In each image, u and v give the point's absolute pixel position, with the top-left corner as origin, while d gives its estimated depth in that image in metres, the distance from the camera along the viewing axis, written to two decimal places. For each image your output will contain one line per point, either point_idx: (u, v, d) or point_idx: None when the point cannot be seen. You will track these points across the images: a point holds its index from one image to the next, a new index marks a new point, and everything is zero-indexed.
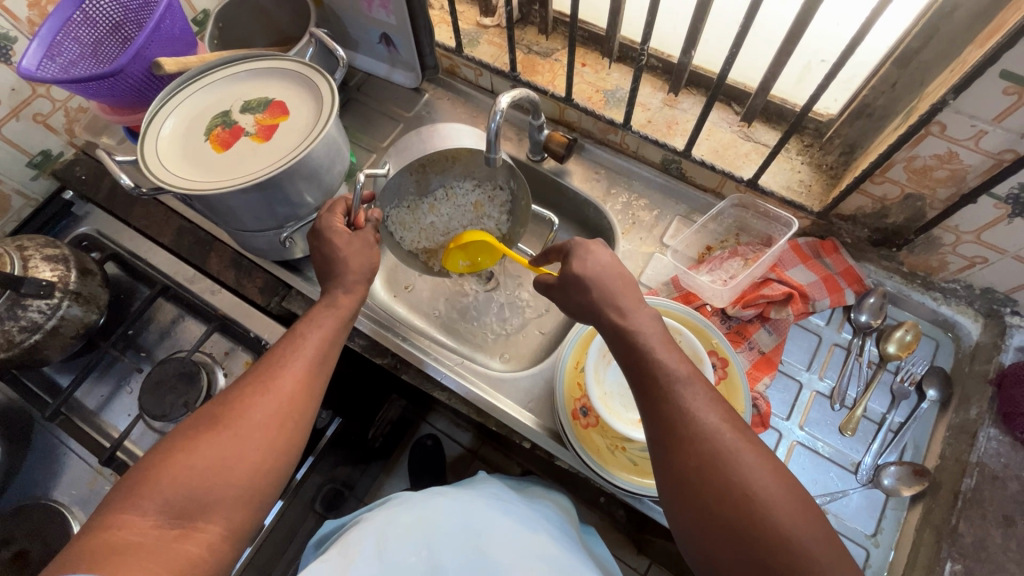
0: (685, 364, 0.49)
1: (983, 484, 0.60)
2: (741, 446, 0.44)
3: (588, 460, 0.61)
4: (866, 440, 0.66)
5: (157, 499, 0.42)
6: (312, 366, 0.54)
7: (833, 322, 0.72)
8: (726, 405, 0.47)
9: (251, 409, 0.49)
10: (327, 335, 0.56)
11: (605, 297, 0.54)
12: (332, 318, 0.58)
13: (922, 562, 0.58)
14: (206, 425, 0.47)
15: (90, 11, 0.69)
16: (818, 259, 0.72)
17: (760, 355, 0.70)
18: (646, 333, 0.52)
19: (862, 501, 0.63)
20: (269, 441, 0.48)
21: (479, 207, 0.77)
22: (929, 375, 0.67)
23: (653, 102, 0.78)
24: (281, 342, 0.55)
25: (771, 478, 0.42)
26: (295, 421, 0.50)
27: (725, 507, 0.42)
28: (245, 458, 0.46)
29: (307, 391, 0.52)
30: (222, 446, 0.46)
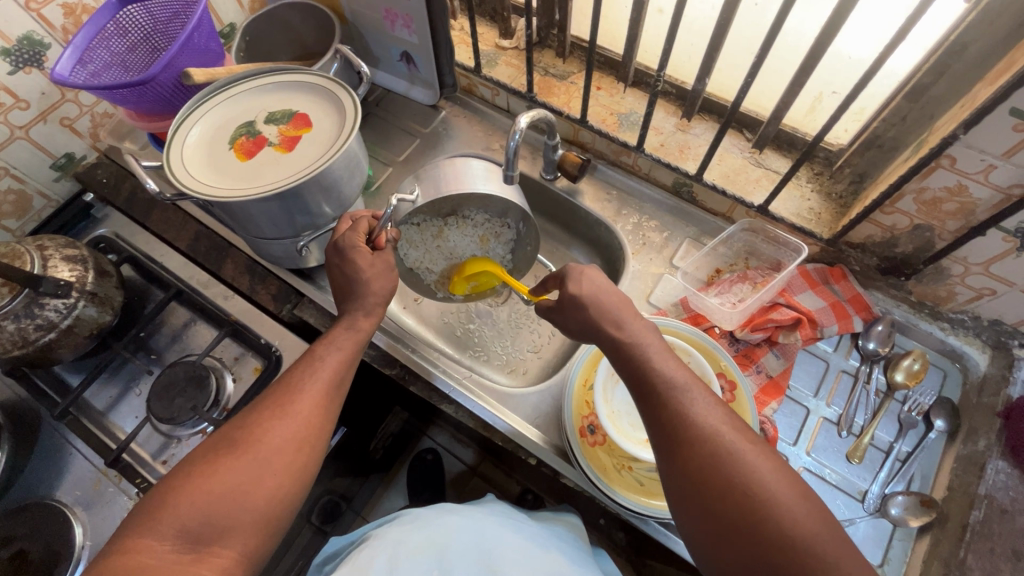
0: (689, 373, 0.50)
1: (992, 517, 0.59)
2: (749, 449, 0.44)
3: (594, 477, 0.61)
4: (873, 468, 0.66)
5: (174, 524, 0.43)
6: (330, 389, 0.55)
7: (841, 348, 0.72)
8: (726, 409, 0.48)
9: (267, 433, 0.49)
10: (345, 358, 0.57)
11: (623, 314, 0.54)
12: (351, 341, 0.59)
13: None
14: (226, 449, 0.48)
15: (122, 22, 0.72)
16: (826, 285, 0.73)
17: (767, 379, 0.70)
18: (646, 344, 0.52)
19: (869, 530, 0.63)
20: (286, 460, 0.49)
21: (485, 241, 0.77)
22: (937, 406, 0.67)
23: (666, 126, 0.80)
24: (300, 362, 0.57)
25: (772, 475, 0.43)
26: (311, 445, 0.51)
27: (727, 507, 0.42)
28: (264, 482, 0.47)
29: (322, 413, 0.53)
30: (241, 470, 0.47)
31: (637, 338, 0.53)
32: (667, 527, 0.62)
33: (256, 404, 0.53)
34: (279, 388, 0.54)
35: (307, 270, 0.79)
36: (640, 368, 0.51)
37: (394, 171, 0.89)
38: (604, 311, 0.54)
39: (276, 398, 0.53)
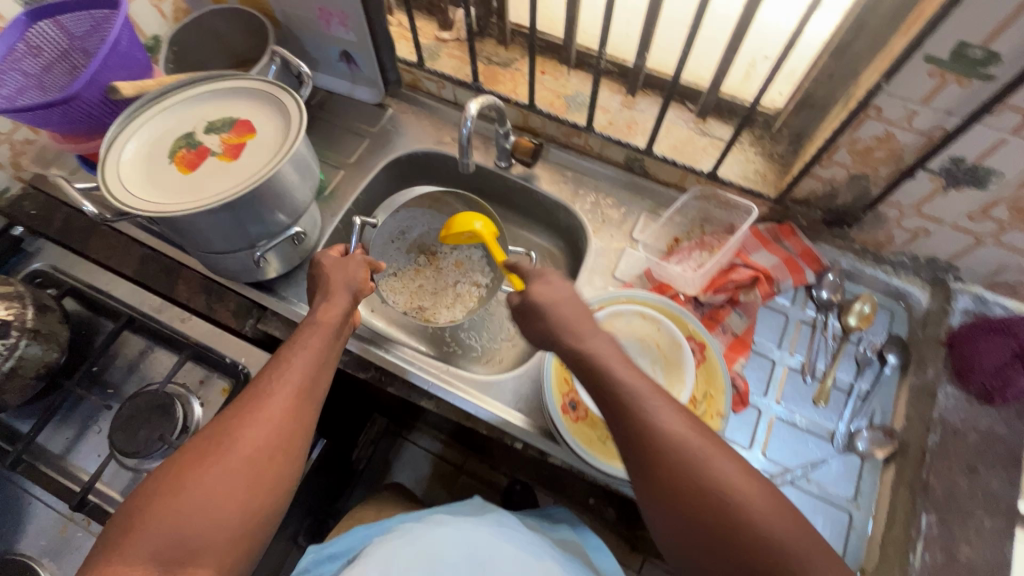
0: (652, 382, 0.51)
1: (946, 438, 0.64)
2: (721, 458, 0.45)
3: (581, 451, 0.62)
4: (838, 408, 0.69)
5: (145, 548, 0.42)
6: (300, 388, 0.53)
7: (797, 301, 0.76)
8: (691, 414, 0.49)
9: (236, 440, 0.48)
10: (314, 355, 0.56)
11: (582, 326, 0.55)
12: (318, 338, 0.58)
13: (901, 518, 0.61)
14: (192, 460, 0.47)
15: (36, 41, 0.69)
16: (777, 242, 0.76)
17: (733, 337, 0.73)
18: (607, 353, 0.53)
19: (841, 466, 0.66)
20: (259, 469, 0.48)
21: (461, 266, 0.85)
22: (888, 343, 0.72)
23: (613, 104, 0.81)
24: (267, 364, 0.55)
25: (744, 478, 0.45)
26: (285, 448, 0.50)
27: (706, 511, 0.44)
28: (236, 494, 0.46)
29: (294, 412, 0.52)
30: (210, 484, 0.45)
31: (598, 351, 0.53)
32: None
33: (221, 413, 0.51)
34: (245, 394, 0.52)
35: (268, 282, 0.76)
36: (602, 378, 0.51)
37: (346, 173, 0.86)
38: (565, 323, 0.55)
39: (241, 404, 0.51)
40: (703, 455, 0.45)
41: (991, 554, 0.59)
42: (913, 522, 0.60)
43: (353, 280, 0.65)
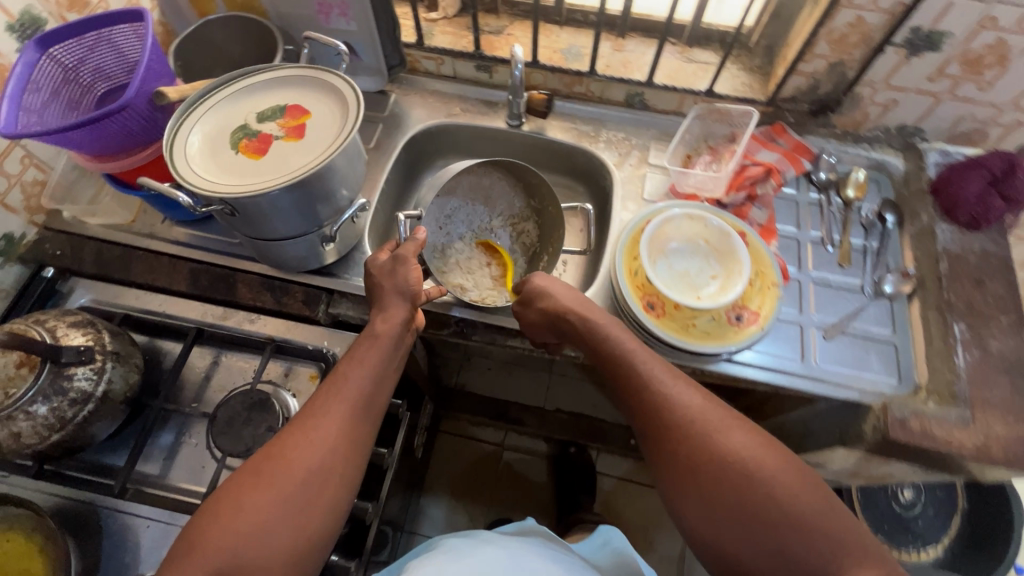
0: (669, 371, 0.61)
1: (954, 264, 0.76)
2: (699, 411, 0.57)
3: (671, 340, 0.70)
4: (859, 265, 0.81)
5: (204, 562, 0.50)
6: (351, 417, 0.59)
7: (802, 188, 0.86)
8: (708, 401, 0.58)
9: (290, 464, 0.55)
10: (366, 377, 0.62)
11: (595, 317, 0.67)
12: (372, 352, 0.63)
13: (937, 334, 0.72)
14: (251, 479, 0.55)
15: (34, 78, 0.67)
16: (772, 140, 0.87)
17: (760, 227, 0.82)
18: (625, 341, 0.64)
19: (875, 310, 0.77)
20: (314, 490, 0.55)
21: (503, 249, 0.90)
22: (882, 206, 0.84)
23: (605, 50, 0.89)
24: (323, 389, 0.62)
25: (753, 462, 0.53)
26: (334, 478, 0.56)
27: (714, 487, 0.53)
28: (289, 520, 0.53)
29: (348, 440, 0.59)
30: (263, 506, 0.53)
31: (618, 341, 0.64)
32: (735, 361, 0.73)
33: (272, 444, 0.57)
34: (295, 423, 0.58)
35: (329, 266, 0.78)
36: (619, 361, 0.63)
37: (370, 159, 0.89)
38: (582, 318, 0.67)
39: (293, 434, 0.57)
40: (681, 411, 0.57)
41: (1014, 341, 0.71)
42: (949, 333, 0.71)
43: (408, 287, 0.67)
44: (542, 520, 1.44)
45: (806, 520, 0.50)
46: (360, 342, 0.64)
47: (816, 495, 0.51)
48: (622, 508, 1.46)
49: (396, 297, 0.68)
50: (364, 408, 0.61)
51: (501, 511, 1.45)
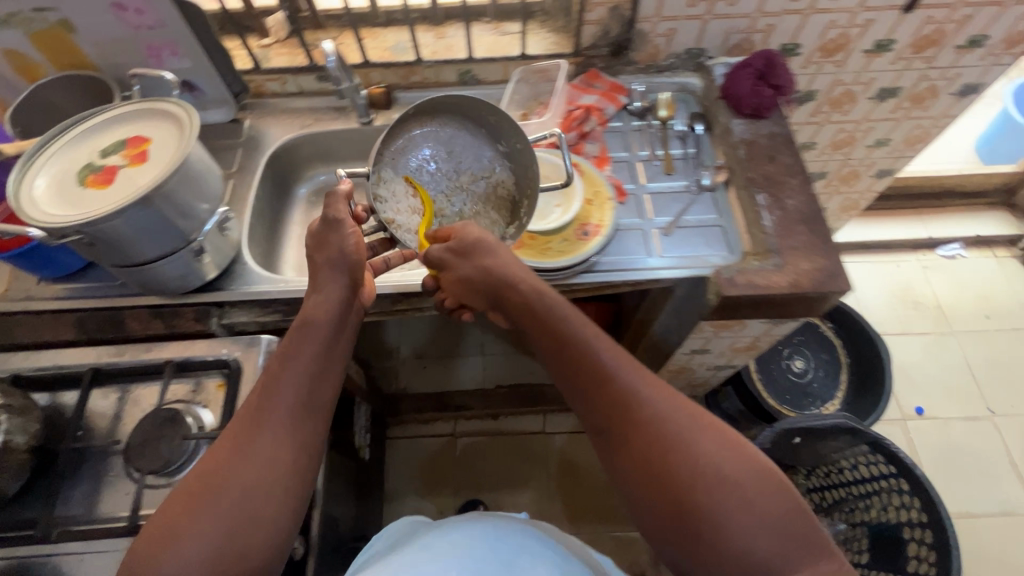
0: (642, 371, 0.63)
1: (749, 148, 0.90)
2: (678, 412, 0.60)
3: (532, 263, 0.79)
4: (683, 170, 0.95)
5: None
6: (290, 432, 0.60)
7: (625, 119, 1.00)
8: (680, 399, 0.61)
9: (231, 480, 0.56)
10: (298, 380, 0.62)
11: (568, 310, 0.67)
12: (300, 354, 0.64)
13: (748, 206, 0.86)
14: (192, 499, 0.55)
15: None
16: (591, 86, 1.00)
17: (596, 157, 0.95)
18: (596, 337, 0.64)
19: (700, 201, 0.91)
20: (254, 506, 0.55)
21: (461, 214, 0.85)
22: (691, 118, 0.99)
23: (428, 40, 1.00)
24: (261, 382, 0.62)
25: (722, 453, 0.57)
26: (280, 489, 0.57)
27: (681, 474, 0.55)
28: (239, 540, 0.54)
29: (290, 454, 0.59)
30: (206, 529, 0.53)
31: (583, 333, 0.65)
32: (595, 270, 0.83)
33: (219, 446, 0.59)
34: (243, 432, 0.59)
35: (213, 282, 0.82)
36: (581, 349, 0.64)
37: (235, 182, 0.93)
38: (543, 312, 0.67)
39: (241, 444, 0.57)
40: (656, 408, 0.59)
41: (806, 195, 0.85)
42: (754, 202, 0.85)
43: (342, 257, 0.71)
44: (507, 491, 1.50)
45: (766, 511, 0.54)
46: (298, 332, 0.65)
47: (786, 499, 0.55)
48: (578, 458, 1.55)
49: (332, 272, 0.71)
50: (308, 406, 0.62)
51: (467, 494, 1.50)
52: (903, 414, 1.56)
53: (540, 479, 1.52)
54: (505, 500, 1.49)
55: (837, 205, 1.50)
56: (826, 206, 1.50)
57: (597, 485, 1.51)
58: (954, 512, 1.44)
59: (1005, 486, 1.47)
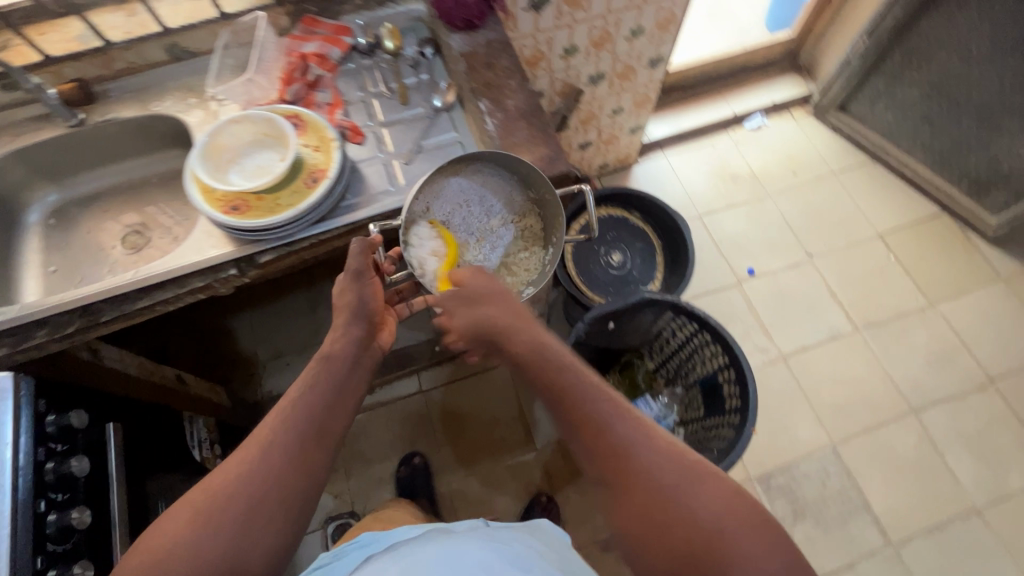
0: (636, 423, 0.67)
1: (470, 59, 0.90)
2: (663, 462, 0.63)
3: (260, 224, 0.77)
4: (419, 97, 0.94)
5: None
6: (298, 460, 0.65)
7: (355, 59, 0.97)
8: (669, 447, 0.65)
9: (236, 503, 0.60)
10: (310, 408, 0.70)
11: (555, 356, 0.74)
12: (311, 387, 0.72)
13: (476, 117, 0.87)
14: (200, 512, 0.59)
15: None
16: (311, 32, 0.96)
17: (328, 105, 0.92)
18: (588, 386, 0.71)
19: (437, 123, 0.92)
20: (245, 547, 0.59)
21: (504, 276, 0.88)
22: (420, 45, 0.98)
23: (117, 20, 0.92)
24: (274, 413, 0.69)
25: (713, 505, 0.59)
26: (281, 518, 0.62)
27: (676, 532, 0.58)
28: (229, 570, 0.57)
29: (292, 482, 0.64)
30: (205, 555, 0.56)
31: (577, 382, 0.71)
32: (336, 215, 0.82)
33: (224, 465, 0.64)
34: (253, 460, 0.64)
35: None
36: (569, 396, 0.70)
37: None
38: (539, 364, 0.74)
39: (253, 479, 0.62)
40: (645, 461, 0.63)
41: (525, 94, 0.88)
42: (479, 111, 0.86)
43: (362, 306, 0.81)
44: (399, 456, 1.52)
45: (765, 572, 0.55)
46: (318, 367, 0.75)
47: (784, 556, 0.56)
48: (459, 404, 1.59)
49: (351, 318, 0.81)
50: (319, 435, 0.69)
51: (360, 471, 1.50)
52: (738, 277, 1.72)
53: (427, 434, 1.55)
54: (398, 465, 1.51)
55: (631, 102, 1.56)
56: (620, 106, 1.56)
57: (483, 423, 1.57)
58: (791, 349, 1.62)
59: (828, 315, 1.67)
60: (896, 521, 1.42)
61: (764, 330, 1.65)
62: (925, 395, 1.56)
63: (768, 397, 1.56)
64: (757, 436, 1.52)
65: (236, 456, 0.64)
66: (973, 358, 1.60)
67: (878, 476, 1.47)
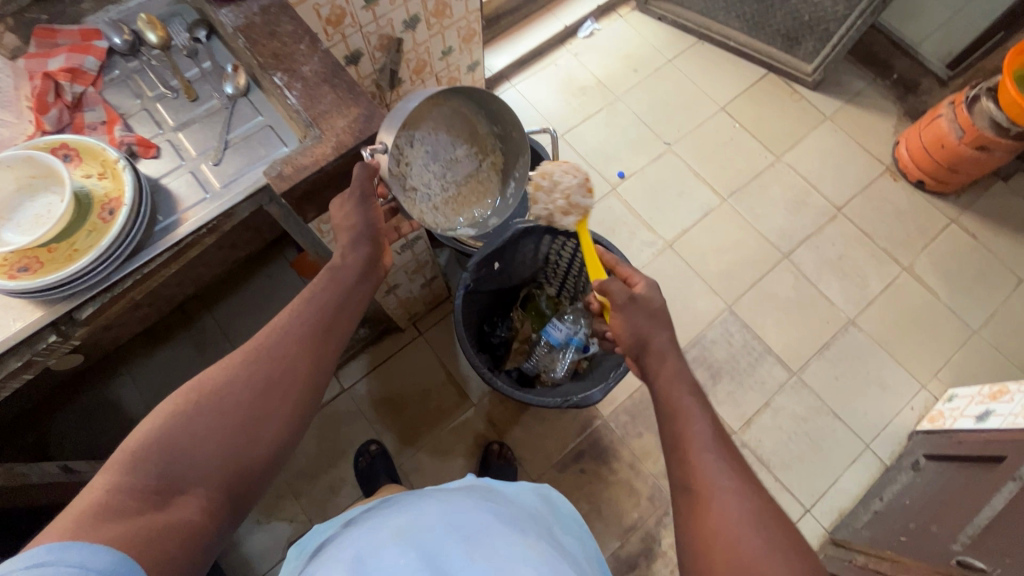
0: (716, 432, 0.66)
1: (247, 32, 0.80)
2: (730, 475, 0.62)
3: (60, 277, 0.67)
4: (208, 88, 0.85)
5: (157, 447, 0.55)
6: (319, 348, 0.67)
7: (120, 64, 0.85)
8: (741, 463, 0.63)
9: (263, 370, 0.63)
10: (326, 303, 0.70)
11: (650, 347, 0.78)
12: (330, 281, 0.72)
13: (276, 94, 0.80)
14: (227, 371, 0.62)
15: None
16: (53, 46, 0.83)
17: (102, 124, 0.80)
18: (680, 383, 0.73)
19: (236, 111, 0.83)
20: (265, 415, 0.61)
21: (462, 197, 0.93)
22: (190, 28, 0.87)
23: None
24: (295, 301, 0.70)
25: (758, 530, 0.58)
26: (302, 398, 0.65)
27: (707, 532, 0.59)
28: (253, 429, 0.60)
29: (317, 367, 0.67)
30: (229, 412, 0.59)
31: (674, 381, 0.73)
32: (151, 242, 0.74)
33: (247, 348, 0.64)
34: (273, 349, 0.64)
35: None
36: (663, 387, 0.73)
37: None
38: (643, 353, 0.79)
39: (269, 367, 0.63)
40: (709, 463, 0.63)
41: (320, 56, 0.81)
42: (276, 86, 0.78)
43: (368, 228, 0.75)
44: (344, 459, 1.48)
45: None
46: (326, 277, 0.73)
47: None
48: (388, 389, 1.56)
49: (365, 238, 0.76)
50: (326, 335, 0.69)
51: (309, 488, 1.45)
52: (611, 184, 1.78)
53: (365, 429, 1.52)
54: (345, 469, 1.47)
55: (458, 39, 1.51)
56: (449, 46, 1.50)
57: (417, 399, 1.56)
58: (675, 235, 1.73)
59: (698, 194, 1.78)
60: (793, 353, 1.61)
61: (647, 225, 1.74)
62: (792, 239, 1.74)
63: (665, 285, 1.67)
64: None
65: (257, 345, 0.64)
66: (821, 195, 1.80)
67: (771, 322, 1.65)
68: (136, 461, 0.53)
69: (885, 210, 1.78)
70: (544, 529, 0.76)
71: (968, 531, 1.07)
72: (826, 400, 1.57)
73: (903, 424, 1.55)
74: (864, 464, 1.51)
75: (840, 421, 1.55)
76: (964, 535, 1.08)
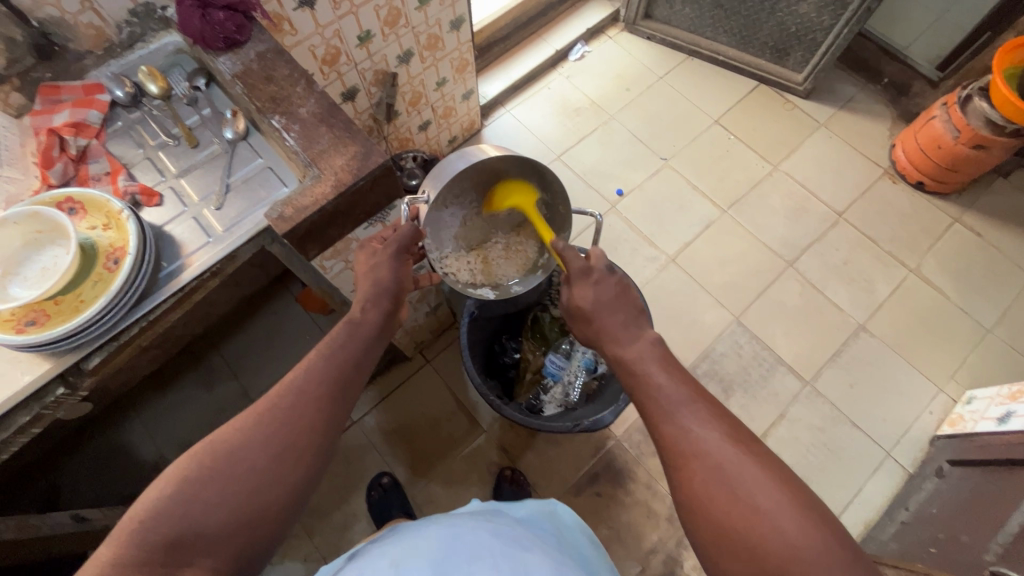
0: (691, 394, 0.63)
1: (246, 79, 0.82)
2: (717, 436, 0.59)
3: (64, 329, 0.68)
4: (208, 134, 0.87)
5: (168, 514, 0.53)
6: (335, 405, 0.65)
7: (122, 116, 0.87)
8: (721, 420, 0.61)
9: (278, 432, 0.60)
10: (341, 358, 0.68)
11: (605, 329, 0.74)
12: (345, 334, 0.71)
13: (275, 138, 0.81)
14: (241, 430, 0.59)
15: None
16: (57, 102, 0.85)
17: (105, 174, 0.82)
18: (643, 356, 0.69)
19: (236, 155, 0.85)
20: (278, 479, 0.59)
21: (504, 252, 0.99)
22: (189, 77, 0.89)
23: None
24: (311, 354, 0.68)
25: (758, 479, 0.55)
26: (315, 460, 0.62)
27: (707, 493, 0.56)
28: (266, 492, 0.58)
29: (331, 426, 0.64)
30: (244, 475, 0.57)
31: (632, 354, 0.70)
32: (156, 288, 0.74)
33: (260, 408, 0.61)
34: (289, 408, 0.62)
35: None
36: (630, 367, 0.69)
37: None
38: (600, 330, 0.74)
39: (284, 427, 0.60)
40: (695, 432, 0.59)
41: (317, 97, 0.82)
42: (275, 130, 0.79)
43: (387, 285, 0.77)
44: (355, 494, 1.47)
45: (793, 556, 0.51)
46: (344, 330, 0.71)
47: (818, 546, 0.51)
48: (396, 420, 1.55)
49: (383, 291, 0.76)
50: (341, 392, 0.66)
51: (321, 524, 1.43)
52: (610, 202, 1.79)
53: (375, 462, 1.50)
54: (357, 503, 1.46)
55: (452, 70, 1.54)
56: (443, 77, 1.53)
57: (427, 428, 1.54)
58: (676, 250, 1.73)
59: (698, 208, 1.79)
60: (805, 362, 1.59)
61: (648, 241, 1.74)
62: (795, 248, 1.73)
63: (669, 298, 1.67)
64: (673, 337, 1.62)
65: (272, 401, 0.62)
66: (821, 202, 1.80)
67: (780, 332, 1.63)
68: (146, 528, 0.52)
69: (886, 213, 1.78)
70: (555, 550, 0.75)
71: (999, 539, 1.04)
72: (842, 409, 1.54)
73: (923, 429, 1.51)
74: (886, 473, 1.47)
75: (859, 429, 1.52)
76: (995, 545, 1.04)
